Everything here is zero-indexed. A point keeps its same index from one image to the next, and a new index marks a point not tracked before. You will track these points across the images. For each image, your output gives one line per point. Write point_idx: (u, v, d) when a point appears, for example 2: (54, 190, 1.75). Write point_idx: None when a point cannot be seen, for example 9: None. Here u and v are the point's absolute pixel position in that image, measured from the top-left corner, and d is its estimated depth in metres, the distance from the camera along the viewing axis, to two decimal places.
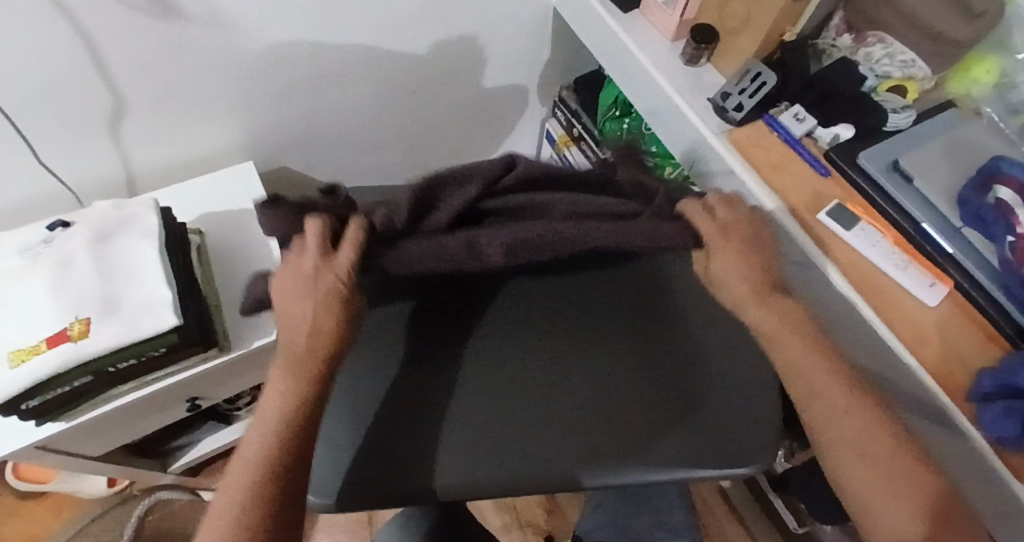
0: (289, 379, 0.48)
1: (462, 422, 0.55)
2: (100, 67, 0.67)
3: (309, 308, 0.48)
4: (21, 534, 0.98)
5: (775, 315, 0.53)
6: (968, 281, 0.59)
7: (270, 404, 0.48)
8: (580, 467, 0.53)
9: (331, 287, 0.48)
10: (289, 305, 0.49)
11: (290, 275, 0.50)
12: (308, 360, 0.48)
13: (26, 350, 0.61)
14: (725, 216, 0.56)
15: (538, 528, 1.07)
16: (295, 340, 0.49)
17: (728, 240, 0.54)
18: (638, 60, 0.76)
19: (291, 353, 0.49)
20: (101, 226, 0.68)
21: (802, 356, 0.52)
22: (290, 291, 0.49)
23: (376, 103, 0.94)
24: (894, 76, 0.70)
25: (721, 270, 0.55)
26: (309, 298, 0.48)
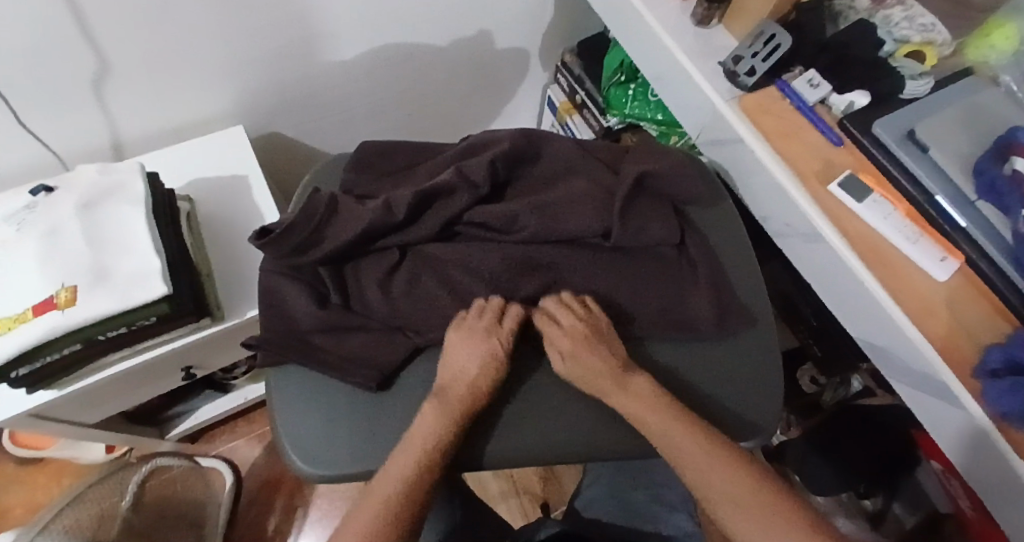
0: (445, 414, 0.52)
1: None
2: (83, 27, 0.64)
3: (480, 363, 0.54)
4: (21, 501, 0.99)
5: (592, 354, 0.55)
6: (979, 254, 0.57)
7: (420, 431, 0.51)
8: (605, 440, 0.57)
9: (492, 353, 0.54)
10: (454, 362, 0.54)
11: (462, 332, 0.55)
12: (458, 398, 0.53)
13: (12, 319, 0.59)
14: (568, 322, 0.56)
15: (534, 496, 1.08)
16: (454, 388, 0.53)
17: (562, 312, 0.57)
18: (646, 21, 0.72)
19: (452, 392, 0.53)
20: (87, 190, 0.66)
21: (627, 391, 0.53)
22: (458, 346, 0.55)
23: (371, 65, 0.91)
24: (913, 40, 0.66)
25: (580, 367, 0.55)
26: (481, 356, 0.54)
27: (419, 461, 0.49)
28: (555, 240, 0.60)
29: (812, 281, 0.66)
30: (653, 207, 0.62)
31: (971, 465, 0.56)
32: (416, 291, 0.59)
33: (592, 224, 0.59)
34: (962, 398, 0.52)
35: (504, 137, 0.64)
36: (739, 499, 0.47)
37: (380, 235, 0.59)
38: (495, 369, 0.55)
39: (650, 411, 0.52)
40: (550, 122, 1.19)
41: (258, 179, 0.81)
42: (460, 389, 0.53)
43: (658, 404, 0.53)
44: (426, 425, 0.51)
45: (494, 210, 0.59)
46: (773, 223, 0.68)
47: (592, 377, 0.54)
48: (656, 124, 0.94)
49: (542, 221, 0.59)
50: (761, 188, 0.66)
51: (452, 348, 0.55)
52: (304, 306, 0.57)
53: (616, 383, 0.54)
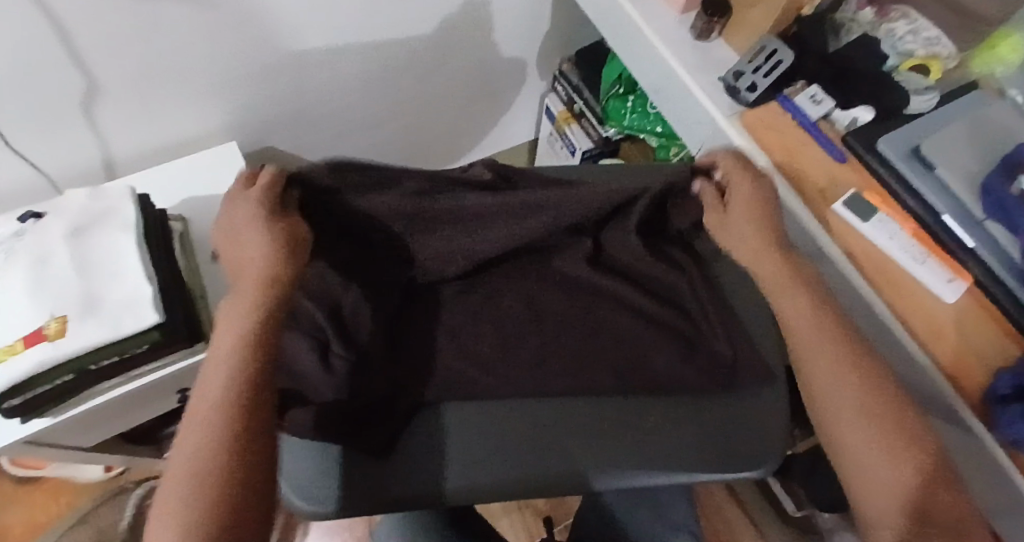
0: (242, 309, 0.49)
1: (471, 431, 0.56)
2: (71, 47, 0.62)
3: (263, 246, 0.52)
4: (17, 522, 0.98)
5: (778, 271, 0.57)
6: (986, 274, 0.56)
7: (227, 337, 0.48)
8: (587, 472, 0.54)
9: (275, 234, 0.52)
10: (242, 263, 0.52)
11: (241, 237, 0.53)
12: (256, 297, 0.50)
13: (2, 351, 0.58)
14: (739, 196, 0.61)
15: (537, 511, 1.07)
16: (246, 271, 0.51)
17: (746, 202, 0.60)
18: (645, 35, 0.71)
19: (243, 293, 0.50)
20: (77, 215, 0.65)
21: (796, 307, 0.54)
22: (245, 249, 0.52)
23: (367, 77, 0.89)
24: (918, 54, 0.65)
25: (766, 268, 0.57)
26: (260, 240, 0.52)
27: (233, 374, 0.45)
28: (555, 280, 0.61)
29: None
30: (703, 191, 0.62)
31: (982, 489, 0.55)
32: (419, 332, 0.58)
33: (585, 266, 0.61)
34: (970, 423, 0.52)
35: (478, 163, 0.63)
36: (874, 437, 0.47)
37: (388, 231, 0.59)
38: (290, 248, 0.53)
39: (820, 336, 0.52)
40: (547, 131, 1.17)
41: None
42: (250, 284, 0.50)
43: (837, 344, 0.52)
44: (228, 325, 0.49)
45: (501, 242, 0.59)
46: (777, 242, 0.67)
47: (787, 302, 0.55)
48: (655, 136, 0.92)
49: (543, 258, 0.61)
50: None
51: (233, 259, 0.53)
52: (308, 363, 0.54)
53: (804, 309, 0.54)
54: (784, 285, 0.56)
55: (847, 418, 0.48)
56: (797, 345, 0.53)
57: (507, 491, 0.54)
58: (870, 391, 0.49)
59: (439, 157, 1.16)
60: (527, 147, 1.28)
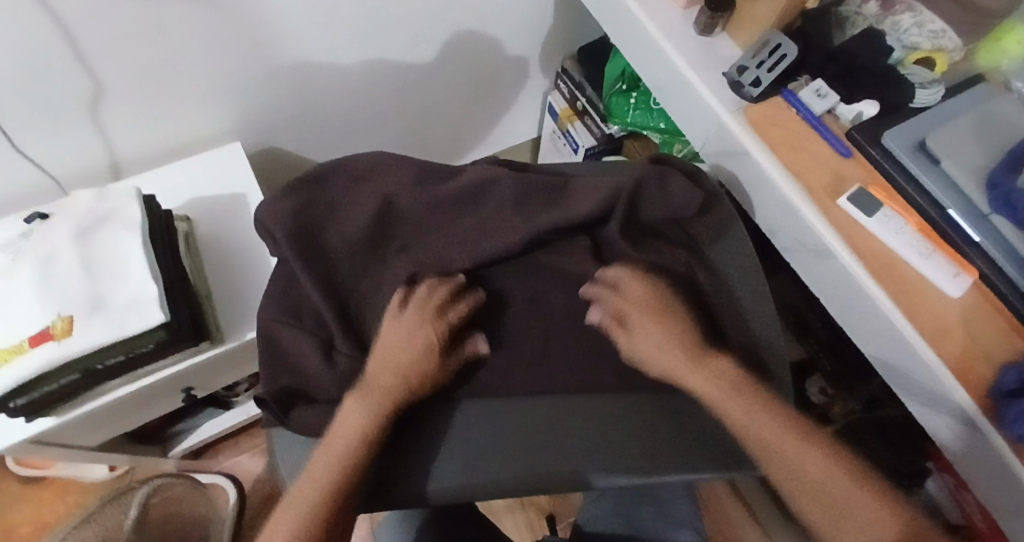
0: (375, 404, 0.51)
1: (475, 430, 0.55)
2: (76, 51, 0.62)
3: (417, 343, 0.54)
4: (26, 520, 0.99)
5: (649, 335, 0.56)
6: (993, 269, 0.55)
7: (352, 421, 0.50)
8: (588, 470, 0.53)
9: (428, 340, 0.54)
10: (387, 345, 0.54)
11: (414, 310, 0.56)
12: (388, 393, 0.52)
13: (9, 351, 0.58)
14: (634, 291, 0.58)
15: (540, 508, 1.07)
16: (381, 377, 0.53)
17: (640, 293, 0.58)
18: (649, 31, 0.71)
19: (382, 380, 0.52)
20: (83, 216, 0.65)
21: (699, 379, 0.53)
22: (394, 332, 0.55)
23: (369, 77, 0.89)
24: (923, 47, 0.65)
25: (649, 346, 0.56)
26: (418, 342, 0.54)
27: (340, 467, 0.48)
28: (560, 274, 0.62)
29: (821, 296, 0.65)
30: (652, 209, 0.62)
31: (987, 486, 0.54)
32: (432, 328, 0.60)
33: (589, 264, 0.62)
34: (977, 419, 0.52)
35: (478, 164, 0.64)
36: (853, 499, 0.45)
37: (383, 243, 0.62)
38: (434, 353, 0.54)
39: (752, 408, 0.51)
40: (550, 128, 1.17)
41: (255, 197, 0.80)
42: (395, 386, 0.52)
43: (743, 398, 0.52)
44: (355, 412, 0.50)
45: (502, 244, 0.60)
46: (781, 237, 0.67)
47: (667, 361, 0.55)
48: (658, 132, 0.92)
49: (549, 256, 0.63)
50: (770, 202, 0.65)
51: (383, 343, 0.55)
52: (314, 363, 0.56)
53: (692, 364, 0.54)
54: (676, 351, 0.55)
55: (808, 469, 0.47)
56: (703, 395, 0.53)
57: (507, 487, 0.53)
58: (821, 453, 0.48)
59: (442, 154, 1.16)
60: (530, 144, 1.28)
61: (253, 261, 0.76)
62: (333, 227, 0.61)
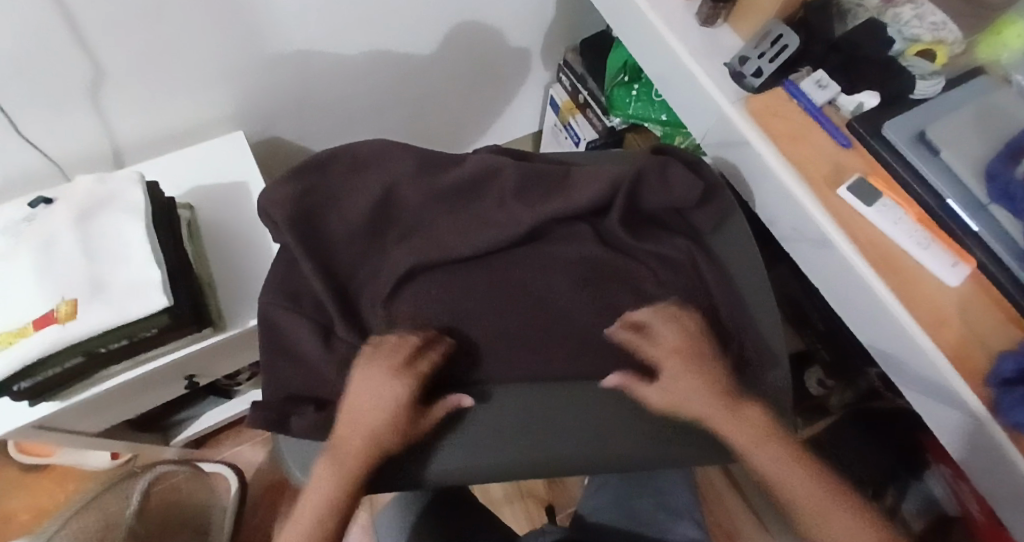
0: (341, 472, 0.49)
1: (503, 411, 0.54)
2: (79, 36, 0.63)
3: (387, 407, 0.51)
4: (27, 507, 0.99)
5: (677, 375, 0.54)
6: (991, 259, 0.56)
7: (325, 478, 0.50)
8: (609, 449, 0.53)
9: (395, 400, 0.51)
10: (357, 407, 0.51)
11: (376, 367, 0.52)
12: (359, 455, 0.50)
13: (13, 333, 0.59)
14: (672, 337, 0.55)
15: (539, 499, 1.08)
16: (347, 442, 0.50)
17: (676, 335, 0.55)
18: (651, 21, 0.71)
19: (351, 444, 0.50)
20: (87, 200, 0.65)
21: (733, 428, 0.52)
22: (366, 387, 0.52)
23: (371, 67, 0.90)
24: (923, 39, 0.65)
25: (675, 389, 0.53)
26: (383, 402, 0.51)
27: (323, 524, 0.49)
28: (561, 261, 0.62)
29: (819, 286, 0.65)
30: (654, 198, 0.63)
31: (983, 475, 0.55)
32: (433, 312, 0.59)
33: (589, 250, 0.62)
34: (974, 407, 0.52)
35: (480, 153, 0.64)
36: None
37: (380, 230, 0.62)
38: (403, 415, 0.51)
39: (775, 457, 0.52)
40: (551, 121, 1.17)
41: (258, 185, 0.80)
42: (360, 449, 0.50)
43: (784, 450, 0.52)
44: (320, 479, 0.50)
45: (505, 226, 0.60)
46: (780, 227, 0.67)
47: (695, 408, 0.53)
48: (660, 124, 0.92)
49: (548, 243, 0.63)
50: (770, 192, 0.65)
51: (348, 400, 0.52)
52: (313, 345, 0.57)
53: (726, 412, 0.52)
54: (728, 415, 0.52)
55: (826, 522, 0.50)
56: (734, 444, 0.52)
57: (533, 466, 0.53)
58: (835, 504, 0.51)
59: (443, 146, 1.17)
60: (532, 138, 1.28)
61: (256, 249, 0.76)
62: (333, 212, 0.62)
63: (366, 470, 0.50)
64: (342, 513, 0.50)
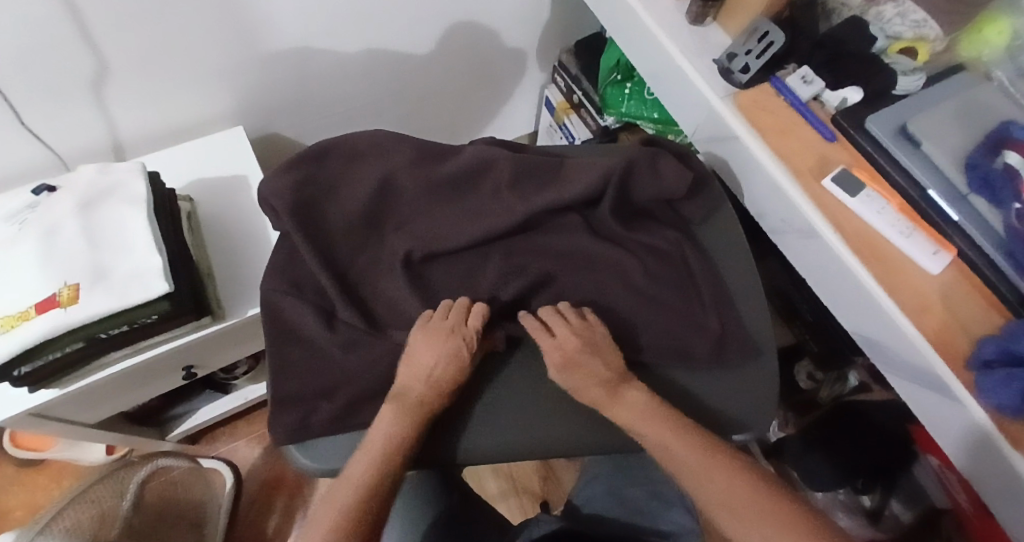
0: (411, 413, 0.53)
1: (520, 392, 0.61)
2: (84, 27, 0.64)
3: (443, 360, 0.56)
4: (23, 502, 0.99)
5: (574, 361, 0.56)
6: (972, 247, 0.57)
7: (386, 424, 0.52)
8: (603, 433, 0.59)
9: (454, 350, 0.56)
10: (415, 362, 0.56)
11: (428, 328, 0.57)
12: (420, 403, 0.54)
13: (15, 317, 0.60)
14: (563, 331, 0.57)
15: (534, 495, 1.08)
16: (414, 389, 0.55)
17: (566, 322, 0.58)
18: (642, 19, 0.73)
19: (414, 392, 0.54)
20: (90, 189, 0.67)
21: (626, 412, 0.55)
22: (422, 346, 0.56)
23: (369, 65, 0.91)
24: (905, 37, 0.67)
25: (577, 378, 0.56)
26: (439, 354, 0.55)
27: (378, 464, 0.50)
28: (554, 250, 0.63)
29: (807, 276, 0.67)
30: (646, 190, 0.65)
31: (967, 458, 0.56)
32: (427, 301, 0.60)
33: (580, 239, 0.63)
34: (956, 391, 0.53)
35: (476, 145, 0.66)
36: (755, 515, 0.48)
37: (379, 216, 0.63)
38: (459, 365, 0.56)
39: (665, 434, 0.53)
40: (547, 122, 1.19)
41: (257, 179, 0.81)
42: (421, 392, 0.54)
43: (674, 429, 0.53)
44: (386, 422, 0.53)
45: (500, 216, 0.61)
46: (769, 219, 0.69)
47: (592, 394, 0.55)
48: (652, 122, 0.94)
49: (542, 231, 0.64)
50: (758, 185, 0.67)
51: (409, 356, 0.56)
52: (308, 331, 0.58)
53: (612, 395, 0.55)
54: (616, 399, 0.55)
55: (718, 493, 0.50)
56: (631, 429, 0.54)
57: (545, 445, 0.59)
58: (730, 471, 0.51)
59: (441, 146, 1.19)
60: (528, 139, 1.30)
61: (255, 241, 0.77)
62: (331, 200, 0.63)
63: (425, 417, 0.54)
64: (401, 457, 0.52)
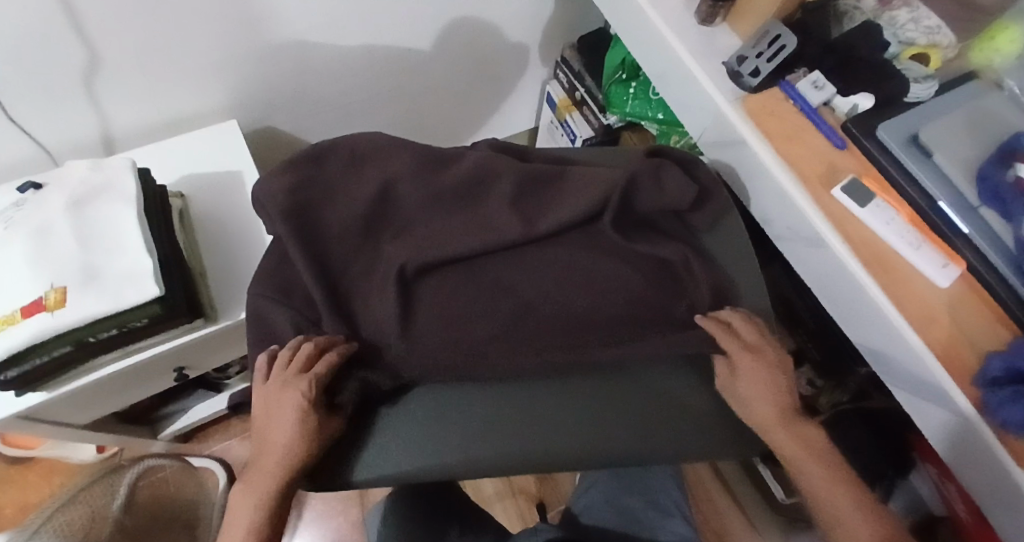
0: (261, 492, 0.50)
1: (459, 414, 0.58)
2: (74, 19, 0.62)
3: (287, 417, 0.51)
4: (11, 501, 0.98)
5: (756, 369, 0.56)
6: (980, 260, 0.57)
7: (241, 506, 0.50)
8: (588, 451, 0.57)
9: (294, 405, 0.51)
10: (263, 423, 0.52)
11: (271, 383, 0.53)
12: (273, 473, 0.50)
13: (0, 320, 0.57)
14: (752, 338, 0.57)
15: (530, 496, 1.08)
16: (266, 459, 0.50)
17: (743, 326, 0.58)
18: (650, 19, 0.71)
19: (267, 461, 0.50)
20: (78, 187, 0.64)
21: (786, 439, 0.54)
22: (268, 405, 0.52)
23: (367, 60, 0.89)
24: (918, 43, 0.66)
25: (749, 389, 0.55)
26: (282, 415, 0.51)
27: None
28: (549, 265, 0.62)
29: (813, 285, 0.66)
30: (647, 203, 0.63)
31: (969, 472, 0.56)
32: (423, 312, 0.58)
33: (582, 255, 0.62)
34: (963, 406, 0.53)
35: (479, 149, 0.65)
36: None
37: (375, 222, 0.62)
38: (308, 418, 0.51)
39: (810, 460, 0.53)
40: (547, 119, 1.17)
41: (251, 176, 0.79)
42: (272, 463, 0.50)
43: (821, 459, 0.53)
44: (243, 511, 0.50)
45: (509, 226, 0.60)
46: (775, 226, 0.68)
47: (760, 410, 0.55)
48: (657, 123, 0.92)
49: (545, 243, 0.63)
50: (766, 191, 0.66)
51: (256, 418, 0.53)
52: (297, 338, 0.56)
53: (780, 418, 0.54)
54: (779, 422, 0.54)
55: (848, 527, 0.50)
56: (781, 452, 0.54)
57: (513, 464, 0.56)
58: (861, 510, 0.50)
59: (439, 141, 1.17)
60: (527, 135, 1.29)
61: (249, 240, 0.75)
62: (330, 202, 0.62)
63: (284, 484, 0.50)
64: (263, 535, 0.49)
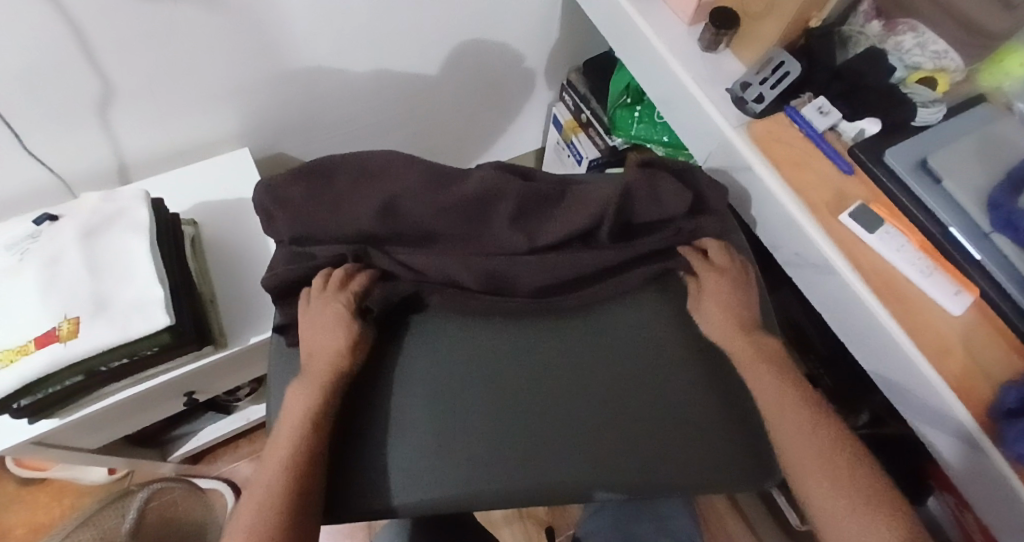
0: (314, 392, 0.55)
1: (476, 438, 0.58)
2: (86, 52, 0.63)
3: (331, 319, 0.58)
4: (23, 521, 0.98)
5: (721, 278, 0.62)
6: (994, 289, 0.55)
7: (294, 406, 0.54)
8: (598, 483, 0.56)
9: (337, 309, 0.59)
10: (310, 335, 0.59)
11: (313, 302, 0.60)
12: (323, 372, 0.56)
13: (15, 351, 0.59)
14: (719, 257, 0.63)
15: (538, 520, 1.07)
16: (318, 361, 0.57)
17: (716, 245, 0.64)
18: (655, 45, 0.71)
19: (320, 361, 0.57)
20: (91, 217, 0.66)
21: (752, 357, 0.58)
22: (312, 320, 0.59)
23: (376, 88, 0.91)
24: (925, 67, 0.66)
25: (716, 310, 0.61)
26: (327, 322, 0.58)
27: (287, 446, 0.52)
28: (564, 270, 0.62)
29: (824, 312, 0.65)
30: (648, 218, 0.63)
31: (986, 506, 0.55)
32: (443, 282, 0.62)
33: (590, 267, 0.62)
34: (979, 439, 0.51)
35: (484, 169, 0.64)
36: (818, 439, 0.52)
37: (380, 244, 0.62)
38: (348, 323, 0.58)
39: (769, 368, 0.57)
40: (554, 140, 1.18)
41: None
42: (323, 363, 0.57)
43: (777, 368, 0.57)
44: (297, 400, 0.55)
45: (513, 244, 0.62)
46: (783, 252, 0.67)
47: (726, 335, 0.60)
48: (662, 146, 0.93)
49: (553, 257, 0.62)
50: (773, 217, 0.65)
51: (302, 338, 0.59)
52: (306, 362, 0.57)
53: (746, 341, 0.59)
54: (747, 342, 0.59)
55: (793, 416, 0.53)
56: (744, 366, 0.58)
57: (531, 494, 0.56)
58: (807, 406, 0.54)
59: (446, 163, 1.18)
60: (534, 155, 1.29)
61: (259, 266, 0.76)
62: (334, 216, 0.61)
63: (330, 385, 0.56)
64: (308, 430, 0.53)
